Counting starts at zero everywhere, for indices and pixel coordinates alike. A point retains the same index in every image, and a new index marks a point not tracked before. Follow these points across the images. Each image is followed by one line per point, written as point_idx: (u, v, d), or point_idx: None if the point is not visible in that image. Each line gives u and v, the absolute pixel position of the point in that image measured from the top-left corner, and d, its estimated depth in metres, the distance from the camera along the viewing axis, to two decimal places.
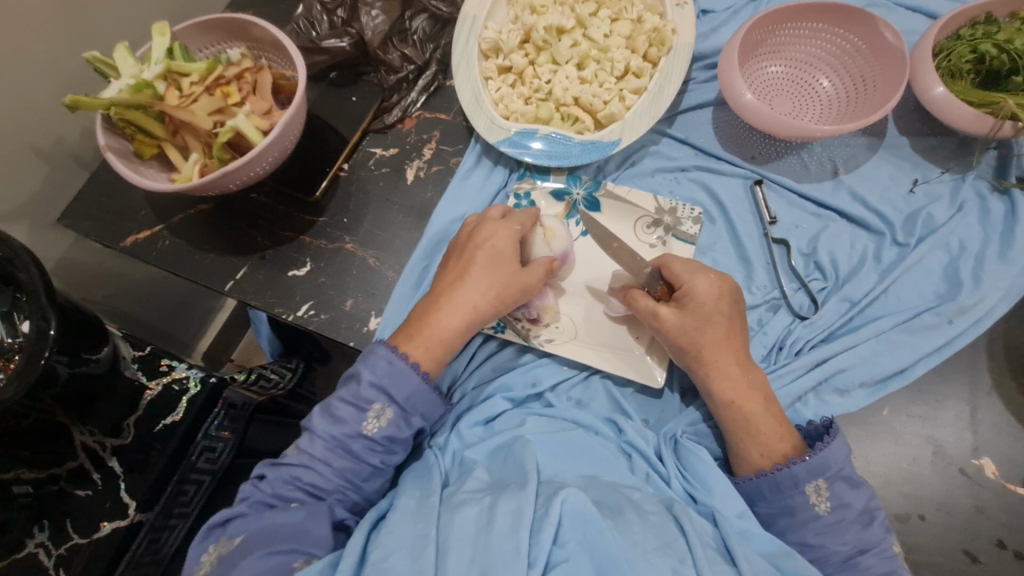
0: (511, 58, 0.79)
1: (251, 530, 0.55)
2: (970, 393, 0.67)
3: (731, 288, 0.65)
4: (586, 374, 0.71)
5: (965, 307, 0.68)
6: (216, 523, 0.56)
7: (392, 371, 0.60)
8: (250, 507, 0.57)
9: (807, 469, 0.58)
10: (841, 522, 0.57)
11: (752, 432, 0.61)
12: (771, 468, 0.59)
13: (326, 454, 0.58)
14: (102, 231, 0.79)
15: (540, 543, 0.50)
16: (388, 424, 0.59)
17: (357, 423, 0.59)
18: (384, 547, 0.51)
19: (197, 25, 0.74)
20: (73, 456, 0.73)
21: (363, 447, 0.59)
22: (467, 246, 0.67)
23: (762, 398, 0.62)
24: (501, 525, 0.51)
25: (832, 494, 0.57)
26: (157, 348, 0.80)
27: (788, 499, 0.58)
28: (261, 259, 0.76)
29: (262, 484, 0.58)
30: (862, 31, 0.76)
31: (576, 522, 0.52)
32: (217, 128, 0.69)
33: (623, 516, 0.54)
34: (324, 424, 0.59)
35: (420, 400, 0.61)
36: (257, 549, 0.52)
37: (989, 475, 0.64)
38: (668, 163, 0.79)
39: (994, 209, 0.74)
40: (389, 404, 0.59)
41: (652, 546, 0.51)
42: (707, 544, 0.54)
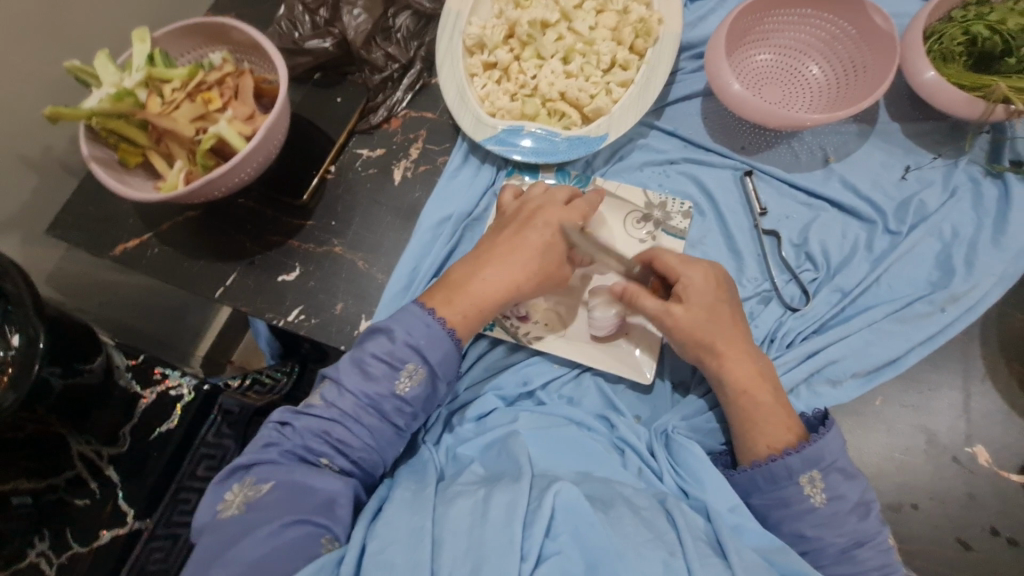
0: (496, 54, 0.79)
1: (279, 481, 0.55)
2: (964, 380, 0.66)
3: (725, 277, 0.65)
4: (576, 372, 0.71)
5: (957, 295, 0.67)
6: (243, 466, 0.56)
7: (428, 333, 0.60)
8: (280, 455, 0.57)
9: (802, 460, 0.57)
10: (837, 514, 0.57)
11: (758, 420, 0.60)
12: (765, 459, 0.59)
13: (356, 411, 0.58)
14: (90, 242, 0.79)
15: (533, 535, 0.50)
16: (419, 384, 0.59)
17: (389, 382, 0.58)
18: (382, 537, 0.52)
19: (177, 31, 0.73)
20: (70, 465, 0.73)
21: (394, 407, 0.59)
22: (522, 223, 0.65)
23: (755, 390, 0.62)
24: (497, 517, 0.51)
25: (827, 485, 0.57)
26: (150, 356, 0.82)
27: (782, 491, 0.58)
28: (250, 265, 0.76)
29: (291, 432, 0.57)
30: (851, 17, 0.75)
31: (569, 515, 0.52)
32: (200, 134, 0.69)
33: (614, 509, 0.54)
34: (354, 379, 0.58)
35: (449, 367, 0.61)
36: (278, 517, 0.51)
37: (982, 462, 0.63)
38: (657, 156, 0.78)
39: (987, 193, 0.73)
40: (422, 364, 0.59)
41: (645, 536, 0.51)
42: (697, 535, 0.54)
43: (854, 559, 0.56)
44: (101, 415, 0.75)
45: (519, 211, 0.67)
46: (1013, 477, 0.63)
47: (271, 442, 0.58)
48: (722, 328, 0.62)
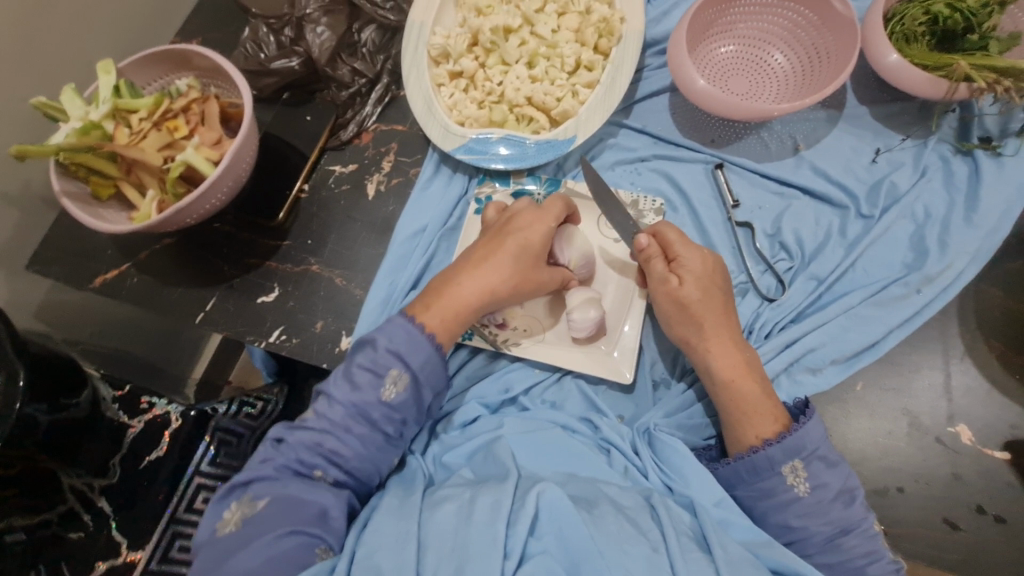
0: (461, 62, 0.79)
1: (274, 496, 0.55)
2: (943, 358, 0.66)
3: (715, 266, 0.65)
4: (558, 376, 0.72)
5: (931, 276, 0.68)
6: (239, 484, 0.57)
7: (409, 339, 0.60)
8: (273, 471, 0.57)
9: (783, 449, 0.57)
10: (822, 503, 0.57)
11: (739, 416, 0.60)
12: (748, 450, 0.59)
13: (345, 420, 0.58)
14: (69, 275, 0.79)
15: (517, 533, 0.50)
16: (405, 391, 0.59)
17: (374, 390, 0.59)
18: (368, 544, 0.52)
19: (142, 60, 0.73)
20: (61, 499, 0.73)
21: (382, 414, 0.59)
22: (500, 229, 0.66)
23: (734, 384, 0.61)
24: (481, 517, 0.52)
25: (811, 474, 0.57)
26: (135, 386, 0.81)
27: (766, 482, 0.58)
28: (229, 288, 0.76)
29: (284, 447, 0.58)
30: (811, 4, 0.76)
31: (553, 514, 0.53)
32: (168, 163, 0.69)
33: (598, 509, 0.55)
34: (341, 390, 0.59)
35: (432, 371, 0.61)
36: (275, 528, 0.52)
37: (966, 441, 0.63)
38: (627, 154, 0.79)
39: (958, 172, 0.73)
40: (405, 370, 0.59)
41: (627, 535, 0.52)
42: (682, 532, 0.54)
43: (840, 547, 0.56)
44: (89, 447, 0.74)
45: (504, 217, 0.67)
46: (997, 454, 0.63)
47: (267, 458, 0.58)
48: (693, 326, 0.64)
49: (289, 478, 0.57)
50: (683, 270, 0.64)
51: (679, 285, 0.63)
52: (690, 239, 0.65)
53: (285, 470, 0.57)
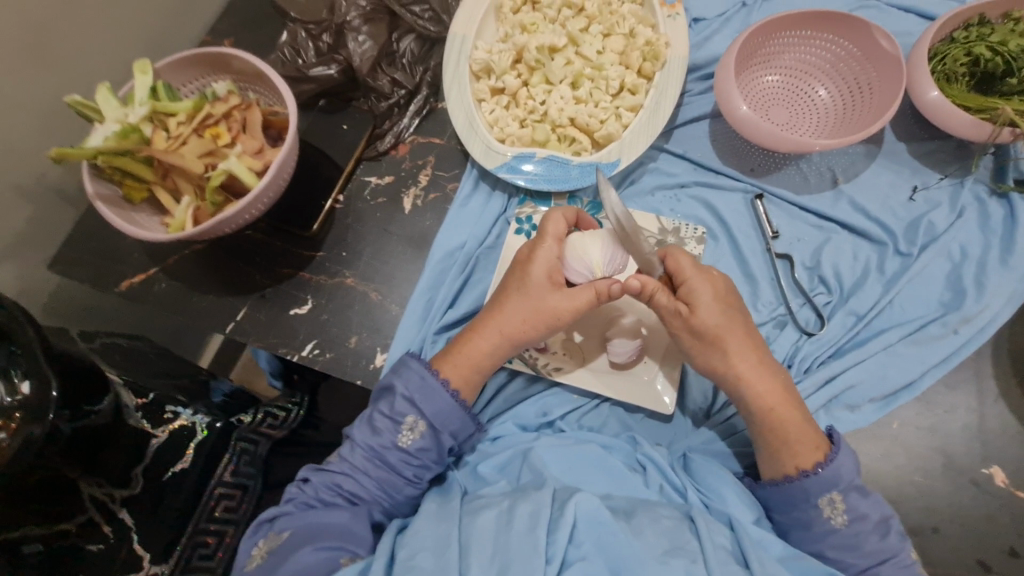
0: (504, 79, 0.78)
1: (296, 526, 0.56)
2: (977, 400, 0.67)
3: (725, 288, 0.62)
4: (596, 402, 0.71)
5: (969, 316, 0.68)
6: (265, 520, 0.58)
7: (423, 386, 0.61)
8: (294, 505, 0.59)
9: (819, 483, 0.57)
10: (858, 535, 0.57)
11: (781, 446, 0.60)
12: (783, 478, 0.59)
13: (365, 464, 0.60)
14: (94, 277, 0.78)
15: (557, 541, 0.51)
16: (420, 437, 0.60)
17: (391, 435, 0.60)
18: (409, 547, 0.53)
19: (179, 61, 0.71)
20: (81, 509, 0.70)
21: (399, 459, 0.60)
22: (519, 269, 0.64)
23: (773, 409, 0.60)
24: (521, 523, 0.53)
25: (847, 506, 0.57)
26: (159, 395, 0.78)
27: (803, 515, 0.58)
28: (261, 298, 0.75)
29: (306, 486, 0.59)
30: (856, 38, 0.76)
31: (591, 525, 0.53)
32: (208, 171, 0.67)
33: (636, 518, 0.55)
34: (363, 434, 0.61)
35: (449, 417, 0.61)
36: (307, 543, 0.54)
37: (999, 483, 0.65)
38: (668, 179, 0.79)
39: (994, 214, 0.74)
40: (421, 417, 0.60)
41: (664, 547, 0.52)
42: (720, 546, 0.54)
43: None
44: (110, 458, 0.72)
45: (521, 260, 0.64)
46: None
47: (289, 496, 0.60)
48: (715, 359, 0.61)
49: (312, 505, 0.59)
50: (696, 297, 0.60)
51: (691, 314, 0.60)
52: (696, 265, 0.62)
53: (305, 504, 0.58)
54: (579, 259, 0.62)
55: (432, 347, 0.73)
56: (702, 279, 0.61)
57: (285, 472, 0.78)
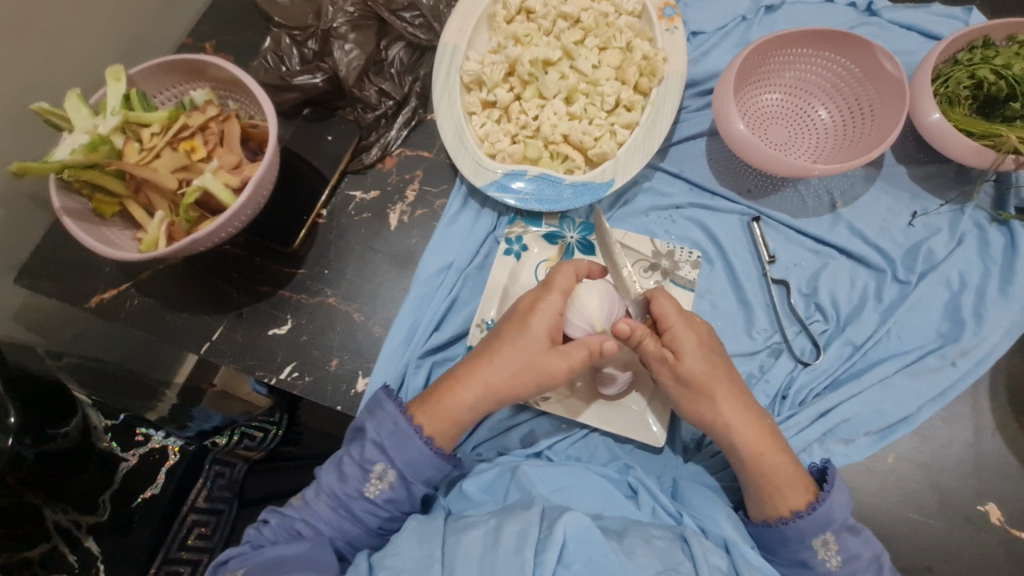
0: (495, 92, 0.75)
1: (253, 565, 0.54)
2: (974, 434, 0.66)
3: (707, 333, 0.62)
4: (584, 432, 0.69)
5: (966, 348, 0.67)
6: (220, 563, 0.56)
7: (395, 432, 0.59)
8: (249, 545, 0.56)
9: (815, 523, 0.56)
10: (855, 575, 0.55)
11: (774, 483, 0.57)
12: (777, 520, 0.57)
13: (327, 511, 0.58)
14: (63, 291, 0.75)
15: (545, 561, 0.49)
16: (389, 487, 0.59)
17: (359, 484, 0.58)
18: (391, 567, 0.51)
19: (154, 68, 0.68)
20: (44, 538, 0.64)
21: (364, 509, 0.59)
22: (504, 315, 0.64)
23: (776, 445, 0.59)
24: (508, 543, 0.50)
25: (841, 546, 0.56)
26: (131, 417, 0.75)
27: (796, 554, 0.57)
28: (238, 317, 0.72)
29: (264, 528, 0.57)
30: (858, 58, 0.74)
31: (582, 542, 0.51)
32: (183, 186, 0.64)
33: (628, 539, 0.54)
34: (330, 479, 0.59)
35: (420, 466, 0.59)
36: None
37: (994, 520, 0.63)
38: (663, 200, 0.76)
39: (994, 242, 0.72)
40: (391, 467, 0.58)
41: (656, 568, 0.50)
42: (715, 567, 0.53)
43: None
44: (76, 481, 0.68)
45: (506, 307, 0.64)
46: None
47: (248, 538, 0.57)
48: (703, 400, 0.60)
49: (268, 545, 0.56)
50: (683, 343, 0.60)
51: (677, 360, 0.60)
52: (679, 310, 0.61)
53: (260, 545, 0.56)
54: (580, 312, 0.63)
55: (415, 373, 0.70)
56: (683, 326, 0.60)
57: (257, 489, 0.76)
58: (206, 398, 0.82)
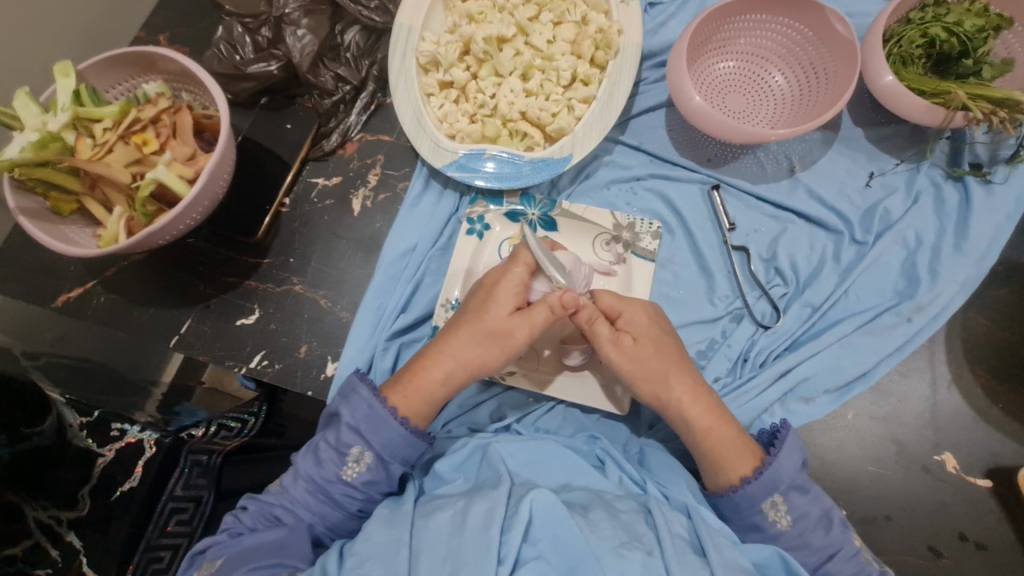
0: (452, 73, 0.75)
1: (230, 554, 0.55)
2: (930, 387, 0.68)
3: (655, 311, 0.65)
4: (551, 404, 0.71)
5: (922, 305, 0.68)
6: (197, 551, 0.57)
7: (370, 415, 0.60)
8: (227, 533, 0.57)
9: (760, 487, 0.57)
10: (803, 534, 0.57)
11: (724, 455, 0.59)
12: (727, 490, 0.58)
13: (306, 497, 0.60)
14: (27, 294, 0.72)
15: (511, 539, 0.50)
16: (366, 469, 0.60)
17: (336, 468, 0.59)
18: (360, 553, 0.53)
19: (103, 63, 0.67)
20: (27, 534, 0.69)
21: (342, 492, 0.60)
22: (479, 291, 0.65)
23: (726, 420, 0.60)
24: (474, 523, 0.52)
25: (789, 508, 0.57)
26: (105, 412, 0.78)
27: (749, 518, 0.58)
28: (206, 309, 0.72)
29: (243, 515, 0.59)
30: (809, 22, 0.74)
31: (547, 519, 0.52)
32: (137, 180, 0.64)
33: (592, 513, 0.54)
34: (306, 464, 0.60)
35: (397, 447, 0.61)
36: (243, 564, 0.54)
37: (951, 470, 0.65)
38: (623, 172, 0.77)
39: (949, 199, 0.73)
40: (367, 448, 0.60)
41: (620, 539, 0.51)
42: (677, 536, 0.54)
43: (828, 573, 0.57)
44: (55, 479, 0.72)
45: (481, 282, 0.65)
46: (980, 482, 0.65)
47: (224, 526, 0.59)
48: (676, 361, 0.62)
49: (246, 533, 0.58)
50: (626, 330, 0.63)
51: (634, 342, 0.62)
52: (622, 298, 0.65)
53: (238, 532, 0.57)
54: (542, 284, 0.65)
55: (383, 356, 0.71)
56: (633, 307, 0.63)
57: (243, 481, 0.72)
58: (195, 396, 0.84)
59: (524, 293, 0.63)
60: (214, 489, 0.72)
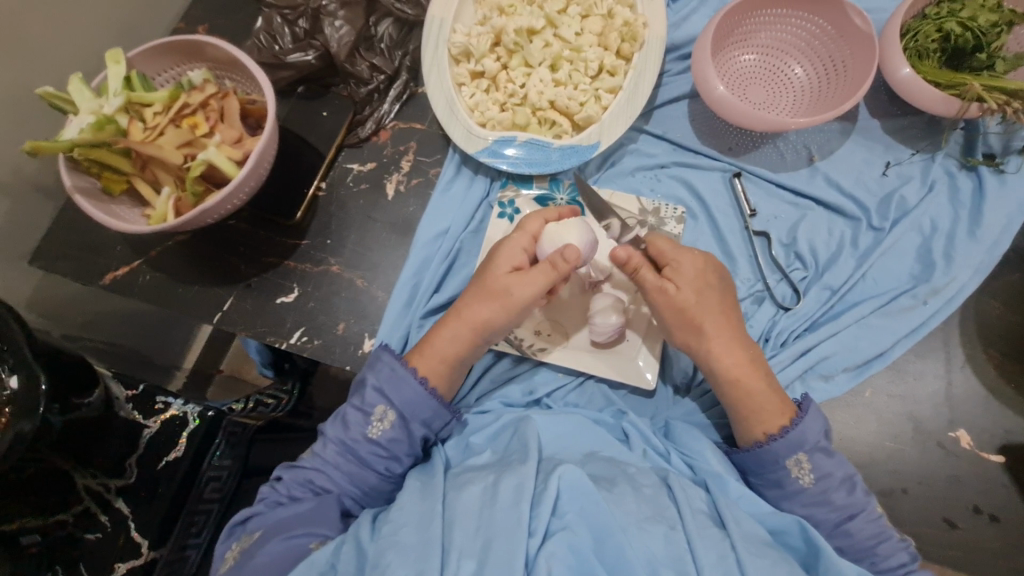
0: (483, 63, 0.78)
1: (266, 525, 0.59)
2: (946, 366, 0.70)
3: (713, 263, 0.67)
4: (580, 380, 0.74)
5: (938, 288, 0.71)
6: (238, 524, 0.60)
7: (392, 375, 0.64)
8: (265, 505, 0.61)
9: (786, 445, 0.61)
10: (826, 492, 0.60)
11: (754, 408, 0.63)
12: (754, 444, 0.62)
13: (337, 459, 0.63)
14: (77, 270, 0.76)
15: (539, 514, 0.53)
16: (389, 427, 0.63)
17: (361, 428, 0.63)
18: (394, 521, 0.55)
19: (153, 50, 0.70)
20: (78, 500, 0.71)
21: (369, 451, 0.63)
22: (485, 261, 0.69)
23: (762, 371, 0.64)
24: (506, 498, 0.54)
25: (813, 467, 0.60)
26: (149, 386, 0.78)
27: (774, 474, 0.62)
28: (247, 288, 0.75)
29: (278, 485, 0.62)
30: (828, 15, 0.77)
31: (573, 495, 0.55)
32: (187, 161, 0.67)
33: (618, 487, 0.57)
34: (336, 429, 0.63)
35: (418, 406, 0.64)
36: (278, 534, 0.57)
37: (965, 445, 0.68)
38: (648, 160, 0.80)
39: (963, 188, 0.76)
40: (390, 407, 0.63)
41: (645, 514, 0.54)
42: (697, 510, 0.57)
43: (847, 532, 0.59)
44: (102, 449, 0.73)
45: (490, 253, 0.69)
46: (993, 458, 0.67)
47: (263, 496, 0.63)
48: (697, 331, 0.65)
49: (283, 502, 0.61)
50: (677, 272, 0.66)
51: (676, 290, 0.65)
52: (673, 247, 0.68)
53: (276, 502, 0.61)
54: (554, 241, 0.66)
55: (418, 332, 0.75)
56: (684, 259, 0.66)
57: (269, 458, 0.78)
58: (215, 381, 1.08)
59: (522, 258, 0.67)
60: (242, 465, 0.78)
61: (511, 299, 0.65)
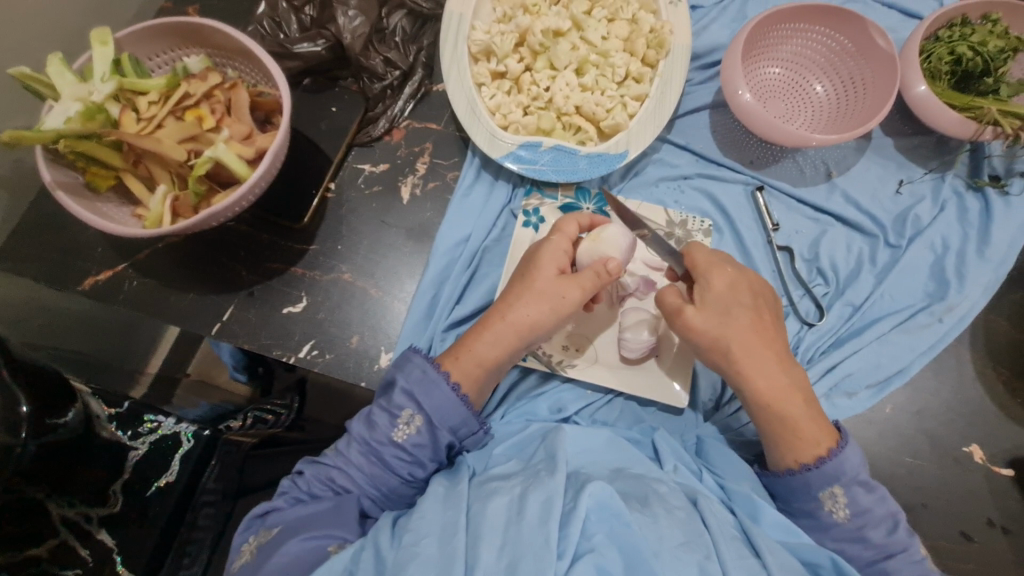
0: (506, 63, 0.74)
1: (285, 522, 0.55)
2: (958, 382, 0.72)
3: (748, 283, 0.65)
4: (609, 397, 0.72)
5: (951, 306, 0.73)
6: (256, 515, 0.57)
7: (424, 380, 0.59)
8: (285, 500, 0.57)
9: (821, 477, 0.59)
10: (862, 529, 0.59)
11: (792, 437, 0.61)
12: (784, 470, 0.62)
13: (359, 459, 0.58)
14: (51, 274, 0.70)
15: (569, 536, 0.49)
16: (417, 433, 0.59)
17: (388, 431, 0.58)
18: (415, 530, 0.51)
19: (145, 31, 0.63)
20: (52, 533, 0.64)
21: (393, 455, 0.58)
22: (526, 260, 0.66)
23: (802, 398, 0.62)
24: (532, 516, 0.50)
25: (849, 501, 0.59)
26: (135, 403, 0.73)
27: (804, 504, 0.61)
28: (249, 297, 0.69)
29: (298, 480, 0.58)
30: (850, 33, 0.77)
31: (603, 515, 0.51)
32: (190, 158, 0.61)
33: (650, 507, 0.54)
34: (360, 428, 0.59)
35: (448, 412, 0.60)
36: (295, 535, 0.53)
37: (978, 460, 0.70)
38: (671, 171, 0.79)
39: (971, 208, 0.78)
40: (418, 412, 0.59)
41: (680, 540, 0.51)
42: (729, 535, 0.54)
43: (882, 570, 0.58)
44: (85, 474, 0.67)
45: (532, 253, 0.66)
46: (1003, 472, 0.69)
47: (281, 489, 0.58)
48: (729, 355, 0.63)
49: (301, 499, 0.57)
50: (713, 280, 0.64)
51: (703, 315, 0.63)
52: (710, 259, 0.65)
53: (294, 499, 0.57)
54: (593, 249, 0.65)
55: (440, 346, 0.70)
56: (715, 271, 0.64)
57: (261, 475, 0.69)
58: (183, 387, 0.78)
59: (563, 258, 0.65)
60: (234, 489, 0.68)
61: (558, 300, 0.62)
